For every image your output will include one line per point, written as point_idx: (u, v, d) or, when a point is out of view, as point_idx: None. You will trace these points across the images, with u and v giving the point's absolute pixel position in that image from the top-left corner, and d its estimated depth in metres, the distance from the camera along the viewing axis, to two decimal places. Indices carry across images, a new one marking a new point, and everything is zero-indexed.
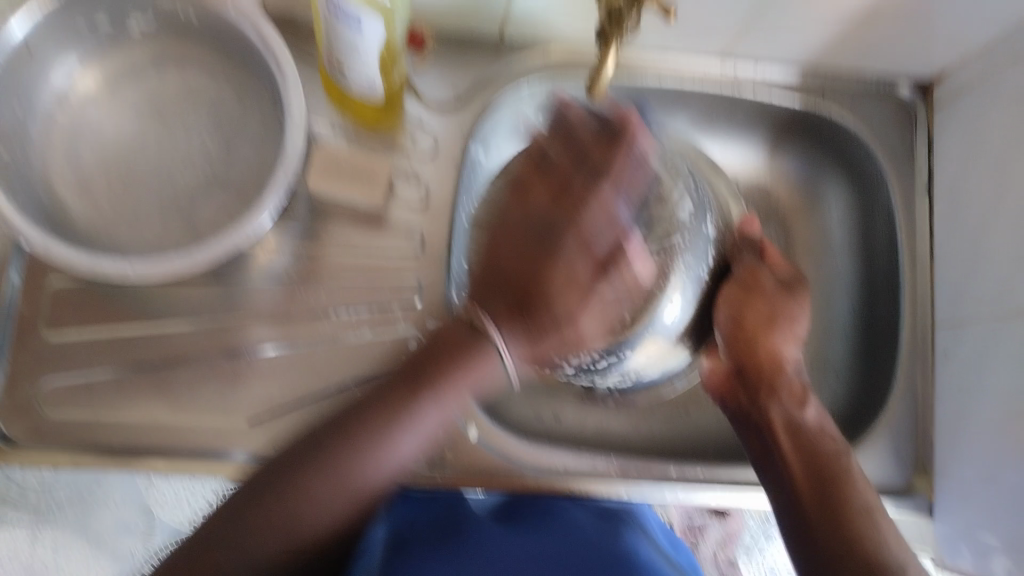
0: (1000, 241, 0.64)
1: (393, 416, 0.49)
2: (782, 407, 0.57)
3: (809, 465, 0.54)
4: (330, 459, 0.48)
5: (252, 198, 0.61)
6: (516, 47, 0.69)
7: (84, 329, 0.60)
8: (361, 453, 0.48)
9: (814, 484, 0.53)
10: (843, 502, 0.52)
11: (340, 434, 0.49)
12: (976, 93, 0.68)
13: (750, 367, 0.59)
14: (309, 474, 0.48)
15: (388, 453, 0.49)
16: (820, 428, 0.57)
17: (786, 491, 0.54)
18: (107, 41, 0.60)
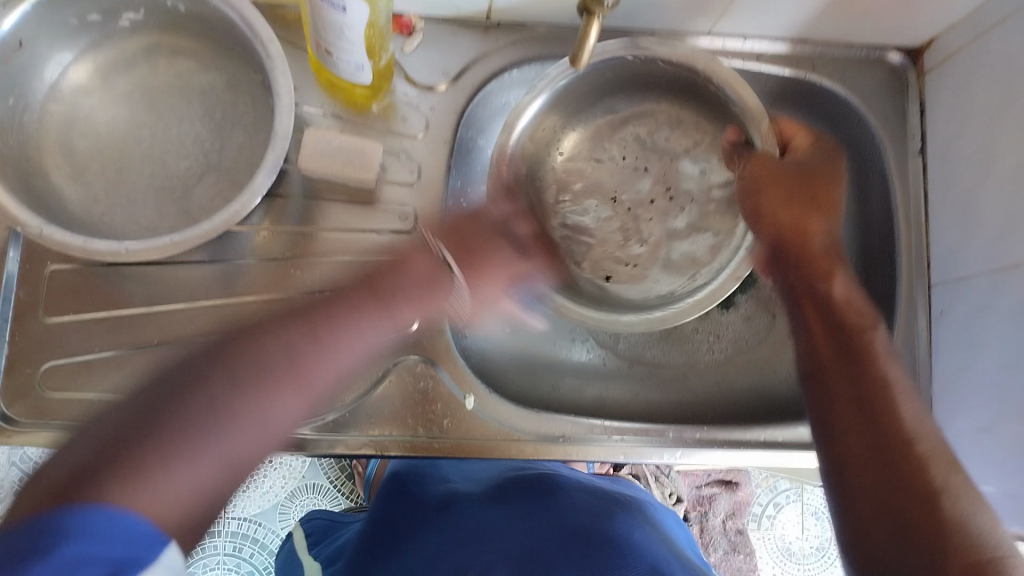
0: (991, 203, 0.64)
1: (280, 395, 0.52)
2: (839, 285, 0.59)
3: (853, 385, 0.55)
4: (240, 362, 0.51)
5: (244, 178, 0.62)
6: (503, 26, 0.69)
7: (82, 312, 0.61)
8: (196, 395, 0.48)
9: (839, 353, 0.56)
10: (864, 367, 0.55)
11: (203, 377, 0.50)
12: (965, 57, 0.68)
13: (790, 244, 0.61)
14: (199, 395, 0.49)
15: (305, 370, 0.53)
16: (846, 301, 0.59)
17: (809, 358, 0.58)
18: (97, 30, 0.61)
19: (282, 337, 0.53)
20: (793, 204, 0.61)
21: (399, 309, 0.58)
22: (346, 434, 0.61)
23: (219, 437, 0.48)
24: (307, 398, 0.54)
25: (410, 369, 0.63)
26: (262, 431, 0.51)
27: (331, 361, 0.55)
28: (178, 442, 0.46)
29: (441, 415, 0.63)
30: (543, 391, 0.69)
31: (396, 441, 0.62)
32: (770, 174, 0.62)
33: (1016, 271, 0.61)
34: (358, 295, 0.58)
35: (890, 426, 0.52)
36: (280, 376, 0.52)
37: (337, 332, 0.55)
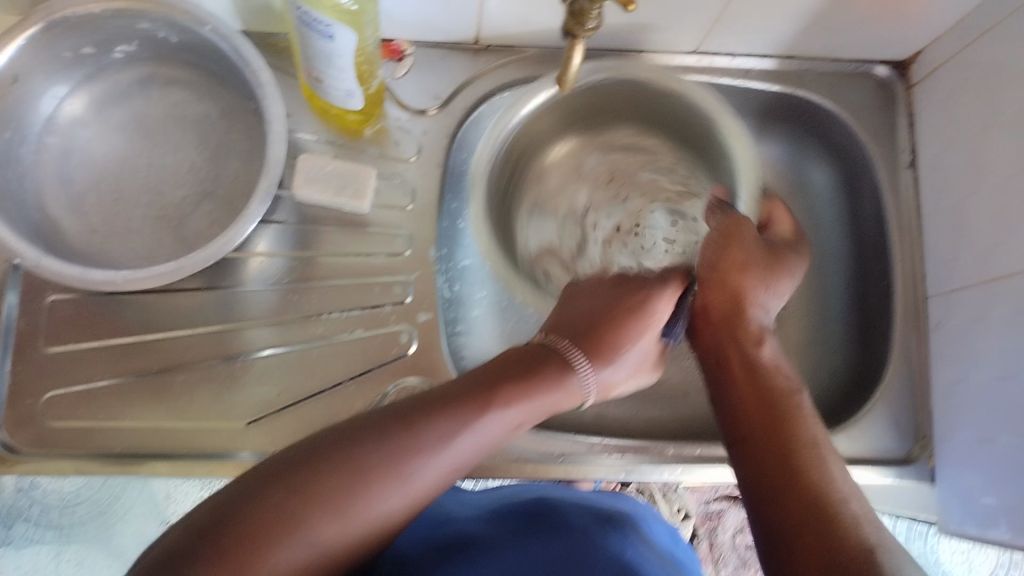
0: (982, 211, 0.65)
1: (355, 484, 0.43)
2: (750, 354, 0.58)
3: (769, 447, 0.51)
4: (327, 463, 0.44)
5: (239, 206, 0.63)
6: (492, 49, 0.70)
7: (81, 342, 0.61)
8: (375, 480, 0.44)
9: (763, 423, 0.53)
10: (791, 438, 0.51)
11: (314, 467, 0.43)
12: (951, 68, 0.68)
13: (715, 305, 0.60)
14: (375, 451, 0.45)
15: (400, 467, 0.45)
16: (775, 367, 0.57)
17: (728, 420, 0.55)
18: (92, 63, 0.62)
19: (375, 440, 0.45)
20: (745, 272, 0.60)
21: (485, 416, 0.49)
22: None
23: (364, 496, 0.44)
24: (407, 495, 0.46)
25: (409, 391, 0.62)
26: (394, 500, 0.45)
27: (430, 470, 0.46)
28: (284, 516, 0.41)
29: None
30: None
31: None
32: (738, 241, 0.60)
33: (1010, 280, 0.61)
34: (466, 399, 0.49)
35: (801, 476, 0.49)
36: (384, 475, 0.44)
37: (434, 436, 0.47)
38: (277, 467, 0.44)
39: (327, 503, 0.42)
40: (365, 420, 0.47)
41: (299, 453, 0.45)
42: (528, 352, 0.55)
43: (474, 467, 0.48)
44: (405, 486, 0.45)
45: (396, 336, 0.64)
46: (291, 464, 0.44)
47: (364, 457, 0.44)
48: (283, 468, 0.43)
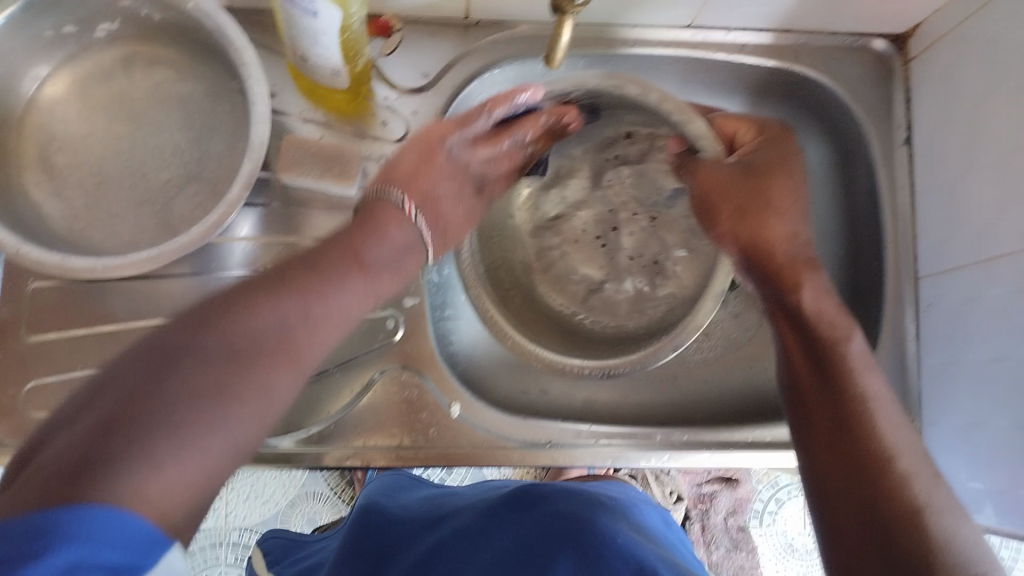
0: (979, 191, 0.64)
1: (222, 373, 0.36)
2: (812, 294, 0.55)
3: (830, 408, 0.50)
4: (192, 341, 0.37)
5: (224, 190, 0.62)
6: (482, 25, 0.69)
7: (66, 328, 0.60)
8: (255, 361, 0.38)
9: (815, 374, 0.52)
10: (840, 388, 0.50)
11: (190, 334, 0.37)
12: (950, 42, 0.67)
13: (767, 266, 0.57)
14: (226, 361, 0.37)
15: (296, 349, 0.41)
16: (819, 315, 0.54)
17: (790, 372, 0.54)
18: (72, 42, 0.61)
19: (274, 309, 0.41)
20: (749, 212, 0.59)
21: (351, 275, 0.47)
22: (330, 445, 0.61)
23: (222, 425, 0.35)
24: (297, 386, 0.41)
25: (396, 378, 0.62)
26: (242, 427, 0.36)
27: (319, 343, 0.43)
28: (138, 454, 0.31)
29: (427, 424, 0.62)
30: (532, 395, 0.69)
31: (382, 452, 0.61)
32: (713, 180, 0.61)
33: (1004, 261, 0.60)
34: (330, 255, 0.48)
35: (859, 443, 0.47)
36: (281, 348, 0.40)
37: (328, 301, 0.44)
38: (125, 360, 0.35)
39: (239, 406, 0.36)
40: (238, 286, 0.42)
41: (148, 348, 0.36)
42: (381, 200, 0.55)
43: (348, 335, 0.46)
44: (294, 361, 0.41)
45: (383, 322, 0.63)
46: (125, 375, 0.34)
47: (211, 334, 0.37)
48: (128, 368, 0.35)
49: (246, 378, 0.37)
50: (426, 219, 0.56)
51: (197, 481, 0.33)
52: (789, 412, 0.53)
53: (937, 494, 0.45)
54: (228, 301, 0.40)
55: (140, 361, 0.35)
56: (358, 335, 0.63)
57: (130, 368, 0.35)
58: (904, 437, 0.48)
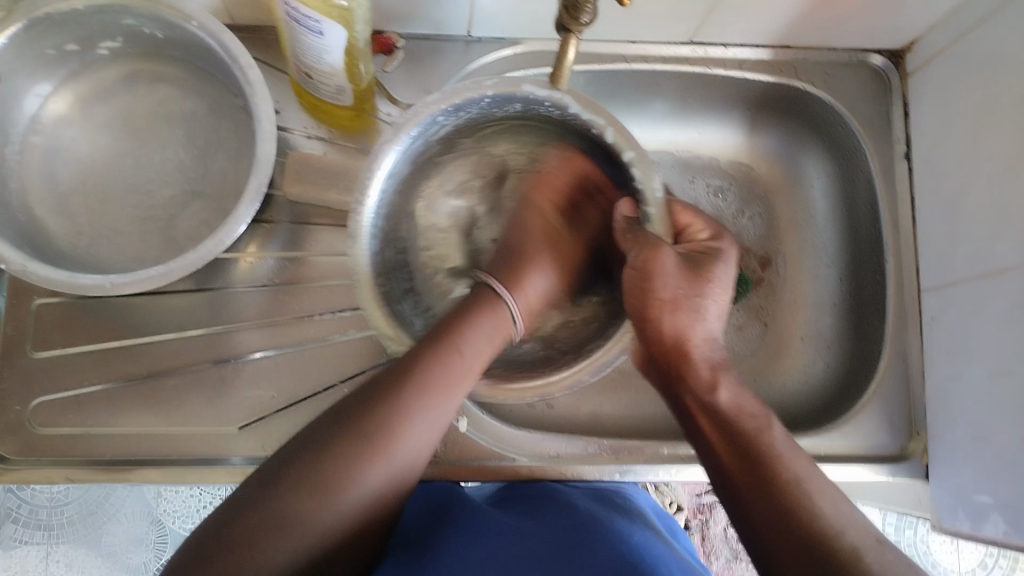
0: (979, 205, 0.64)
1: (309, 498, 0.42)
2: (732, 388, 0.53)
3: (759, 487, 0.46)
4: (298, 470, 0.43)
5: (229, 206, 0.62)
6: (485, 41, 0.69)
7: (70, 345, 0.60)
8: (381, 440, 0.44)
9: (741, 460, 0.48)
10: (771, 472, 0.47)
11: (316, 455, 0.43)
12: (948, 58, 0.68)
13: (663, 357, 0.54)
14: (344, 454, 0.43)
15: (389, 444, 0.45)
16: (738, 408, 0.51)
17: (717, 477, 0.49)
18: (75, 60, 0.61)
19: (373, 407, 0.46)
20: (677, 308, 0.54)
21: (445, 377, 0.48)
22: None
23: (360, 476, 0.43)
24: (397, 470, 0.45)
25: None
26: (343, 517, 0.43)
27: (417, 438, 0.46)
28: (264, 526, 0.40)
29: None
30: (537, 410, 0.68)
31: None
32: (657, 274, 0.54)
33: (1004, 275, 0.61)
34: (427, 356, 0.49)
35: (805, 530, 0.43)
36: (383, 443, 0.44)
37: (413, 410, 0.46)
38: (296, 445, 0.44)
39: (328, 493, 0.42)
40: (351, 399, 0.46)
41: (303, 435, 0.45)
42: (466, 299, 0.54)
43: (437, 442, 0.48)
44: (391, 465, 0.45)
45: None
46: (250, 510, 0.41)
47: (346, 429, 0.44)
48: (325, 425, 0.45)
49: (376, 467, 0.44)
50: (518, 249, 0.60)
51: (354, 509, 0.43)
52: (726, 505, 0.48)
53: (893, 561, 0.42)
54: (376, 401, 0.46)
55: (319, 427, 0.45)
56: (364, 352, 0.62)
57: (298, 446, 0.44)
58: (844, 515, 0.45)
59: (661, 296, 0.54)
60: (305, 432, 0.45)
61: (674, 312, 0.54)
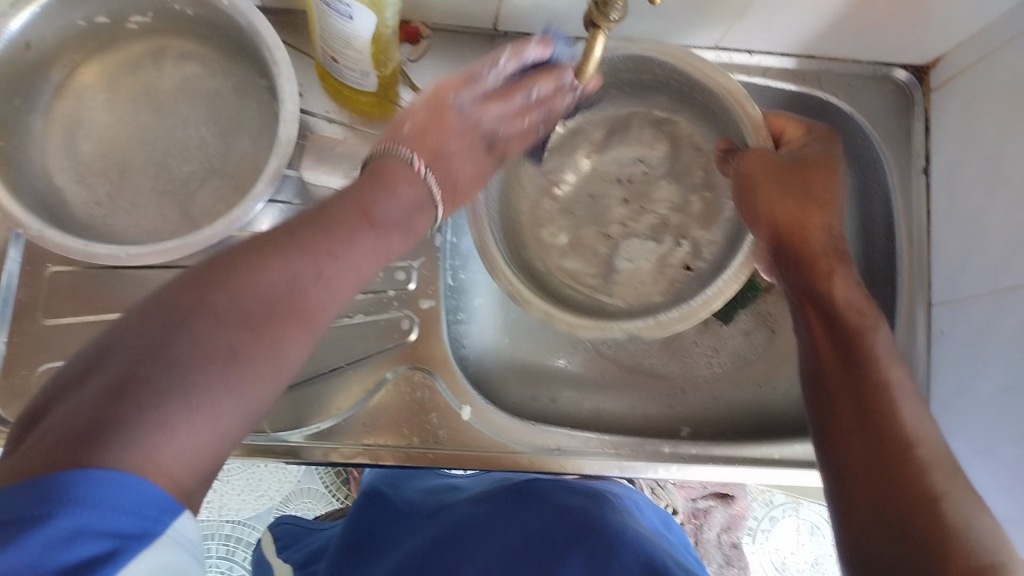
0: (995, 222, 0.64)
1: (235, 337, 0.37)
2: (844, 282, 0.54)
3: (854, 395, 0.50)
4: (253, 292, 0.39)
5: (247, 184, 0.62)
6: (509, 36, 0.69)
7: (82, 314, 0.61)
8: (277, 314, 0.40)
9: (838, 350, 0.52)
10: (866, 374, 0.51)
11: (182, 315, 0.36)
12: (970, 76, 0.68)
13: (786, 241, 0.55)
14: (205, 320, 0.37)
15: (308, 305, 0.42)
16: (847, 303, 0.53)
17: (811, 359, 0.54)
18: (104, 33, 0.61)
19: (284, 265, 0.42)
20: (790, 202, 0.55)
21: (361, 230, 0.48)
22: (342, 441, 0.61)
23: (217, 398, 0.35)
24: (309, 332, 0.42)
25: (407, 378, 0.63)
26: (261, 397, 0.38)
27: (333, 303, 0.44)
28: (140, 424, 0.32)
29: (437, 427, 0.62)
30: (541, 403, 0.70)
31: (390, 450, 0.61)
32: (765, 175, 0.56)
33: (1014, 294, 0.61)
34: (347, 222, 0.47)
35: (882, 440, 0.48)
36: (286, 310, 0.40)
37: (344, 251, 0.45)
38: (127, 323, 0.36)
39: (187, 325, 0.36)
40: (199, 268, 0.40)
41: (179, 281, 0.39)
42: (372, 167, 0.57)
43: (361, 284, 0.46)
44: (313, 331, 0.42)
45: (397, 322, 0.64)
46: (92, 414, 0.32)
47: (217, 303, 0.38)
48: (128, 334, 0.35)
49: (293, 324, 0.41)
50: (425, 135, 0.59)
51: (210, 343, 0.36)
52: (814, 414, 0.52)
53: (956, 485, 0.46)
54: (291, 234, 0.44)
55: (120, 334, 0.35)
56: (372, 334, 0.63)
57: (112, 339, 0.35)
58: (925, 426, 0.49)
59: (764, 203, 0.56)
60: (132, 317, 0.36)
61: (793, 220, 0.55)
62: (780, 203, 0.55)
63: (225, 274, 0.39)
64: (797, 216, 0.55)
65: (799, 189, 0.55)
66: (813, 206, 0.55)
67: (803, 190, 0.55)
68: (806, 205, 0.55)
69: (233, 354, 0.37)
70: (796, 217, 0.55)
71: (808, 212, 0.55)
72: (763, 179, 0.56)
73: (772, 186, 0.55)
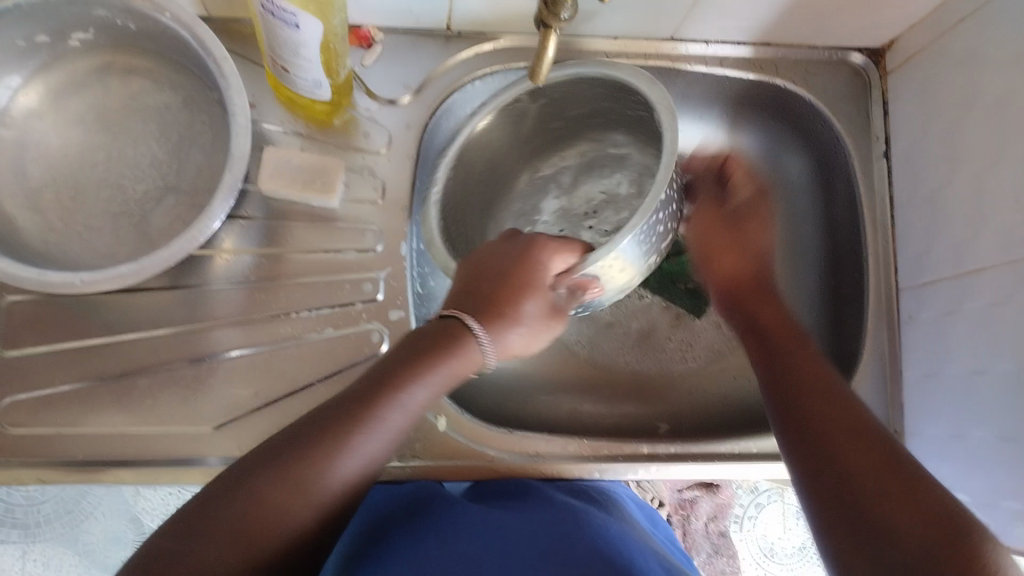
0: (958, 202, 0.64)
1: (315, 462, 0.44)
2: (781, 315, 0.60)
3: (808, 404, 0.52)
4: (310, 442, 0.45)
5: (204, 201, 0.60)
6: (464, 36, 0.68)
7: (40, 343, 0.59)
8: (317, 447, 0.45)
9: (786, 373, 0.55)
10: (813, 385, 0.53)
11: (264, 465, 0.44)
12: (926, 57, 0.68)
13: (743, 294, 0.62)
14: (276, 467, 0.44)
15: (333, 435, 0.46)
16: (784, 331, 0.59)
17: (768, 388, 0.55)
18: (46, 52, 0.60)
19: (323, 418, 0.47)
20: (736, 244, 0.63)
21: (384, 403, 0.48)
22: None
23: (281, 502, 0.43)
24: (345, 486, 0.46)
25: None
26: (292, 519, 0.43)
27: (360, 447, 0.46)
28: (211, 536, 0.41)
29: (415, 438, 0.62)
30: (517, 407, 0.70)
31: None
32: (715, 216, 0.65)
33: (980, 274, 0.61)
34: (377, 387, 0.49)
35: (839, 438, 0.49)
36: (324, 443, 0.45)
37: (370, 419, 0.47)
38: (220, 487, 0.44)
39: (269, 485, 0.43)
40: (294, 431, 0.46)
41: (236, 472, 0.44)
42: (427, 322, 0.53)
43: (386, 448, 0.48)
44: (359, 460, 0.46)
45: (368, 336, 0.61)
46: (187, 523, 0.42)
47: (280, 449, 0.45)
48: (218, 493, 0.43)
49: (321, 463, 0.45)
50: (505, 275, 0.55)
51: (282, 500, 0.43)
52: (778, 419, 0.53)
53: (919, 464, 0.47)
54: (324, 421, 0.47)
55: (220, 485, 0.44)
56: (341, 351, 0.61)
57: (211, 498, 0.43)
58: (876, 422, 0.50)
59: (725, 237, 0.64)
60: (217, 485, 0.44)
61: (741, 270, 0.63)
62: (730, 232, 0.64)
63: (277, 451, 0.45)
64: (739, 245, 0.63)
65: (745, 233, 0.64)
66: (752, 246, 0.63)
67: (731, 220, 0.64)
68: (753, 253, 0.63)
69: (262, 498, 0.43)
70: (736, 238, 0.64)
71: (738, 251, 0.63)
72: (727, 214, 0.64)
73: (722, 227, 0.64)
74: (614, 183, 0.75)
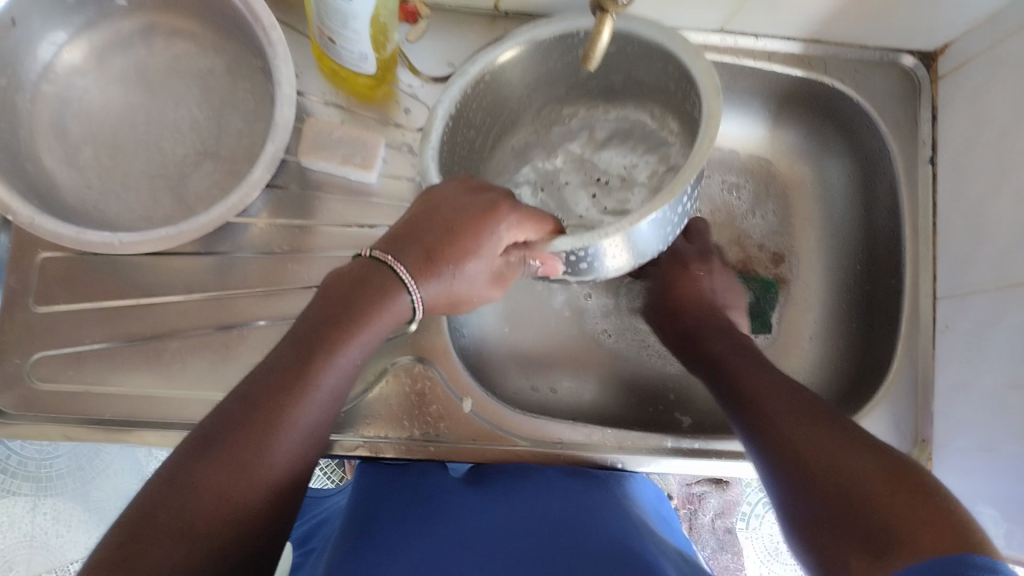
0: (1003, 213, 0.63)
1: (257, 438, 0.42)
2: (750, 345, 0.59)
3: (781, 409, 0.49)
4: (252, 413, 0.42)
5: (242, 168, 0.60)
6: (511, 16, 0.67)
7: (74, 302, 0.60)
8: (258, 419, 0.42)
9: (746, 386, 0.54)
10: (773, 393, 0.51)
11: (203, 449, 0.41)
12: (980, 64, 0.66)
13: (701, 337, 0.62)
14: (223, 450, 0.41)
15: (277, 410, 0.43)
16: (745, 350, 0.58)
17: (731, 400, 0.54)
18: (93, 9, 0.60)
19: (257, 384, 0.43)
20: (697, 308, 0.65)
21: (322, 364, 0.45)
22: (343, 433, 0.61)
23: (233, 483, 0.41)
24: (292, 455, 0.43)
25: (404, 372, 0.62)
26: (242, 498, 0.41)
27: (303, 408, 0.44)
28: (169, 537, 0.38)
29: (439, 417, 0.62)
30: (541, 394, 0.69)
31: (392, 443, 0.61)
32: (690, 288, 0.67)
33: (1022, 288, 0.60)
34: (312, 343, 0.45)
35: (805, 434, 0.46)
36: (267, 418, 0.42)
37: (307, 381, 0.44)
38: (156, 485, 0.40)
39: (218, 466, 0.40)
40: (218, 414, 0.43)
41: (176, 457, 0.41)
42: (343, 266, 0.49)
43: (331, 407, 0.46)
44: (302, 431, 0.44)
45: None
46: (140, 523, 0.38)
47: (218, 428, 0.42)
48: (158, 491, 0.40)
49: (265, 437, 0.42)
50: (453, 224, 0.48)
51: (227, 480, 0.40)
52: (744, 423, 0.52)
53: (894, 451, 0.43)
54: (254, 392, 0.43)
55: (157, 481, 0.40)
56: None
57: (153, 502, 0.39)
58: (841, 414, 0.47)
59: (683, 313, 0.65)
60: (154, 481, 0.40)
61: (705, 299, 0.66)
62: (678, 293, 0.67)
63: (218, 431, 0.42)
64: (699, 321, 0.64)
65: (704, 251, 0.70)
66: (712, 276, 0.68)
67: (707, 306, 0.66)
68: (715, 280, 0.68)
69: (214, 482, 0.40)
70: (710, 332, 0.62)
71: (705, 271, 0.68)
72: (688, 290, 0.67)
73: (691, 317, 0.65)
74: (637, 162, 0.69)
